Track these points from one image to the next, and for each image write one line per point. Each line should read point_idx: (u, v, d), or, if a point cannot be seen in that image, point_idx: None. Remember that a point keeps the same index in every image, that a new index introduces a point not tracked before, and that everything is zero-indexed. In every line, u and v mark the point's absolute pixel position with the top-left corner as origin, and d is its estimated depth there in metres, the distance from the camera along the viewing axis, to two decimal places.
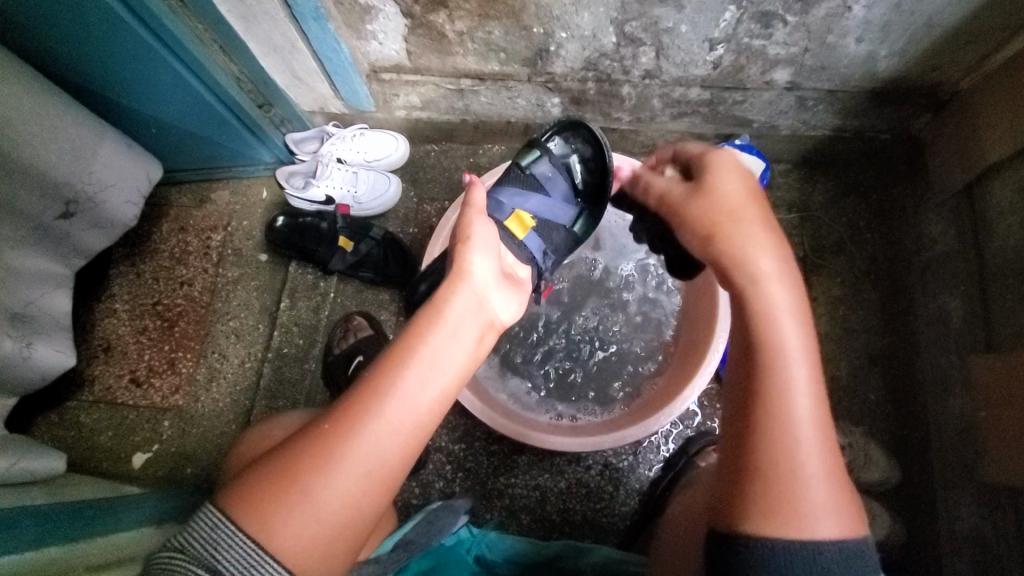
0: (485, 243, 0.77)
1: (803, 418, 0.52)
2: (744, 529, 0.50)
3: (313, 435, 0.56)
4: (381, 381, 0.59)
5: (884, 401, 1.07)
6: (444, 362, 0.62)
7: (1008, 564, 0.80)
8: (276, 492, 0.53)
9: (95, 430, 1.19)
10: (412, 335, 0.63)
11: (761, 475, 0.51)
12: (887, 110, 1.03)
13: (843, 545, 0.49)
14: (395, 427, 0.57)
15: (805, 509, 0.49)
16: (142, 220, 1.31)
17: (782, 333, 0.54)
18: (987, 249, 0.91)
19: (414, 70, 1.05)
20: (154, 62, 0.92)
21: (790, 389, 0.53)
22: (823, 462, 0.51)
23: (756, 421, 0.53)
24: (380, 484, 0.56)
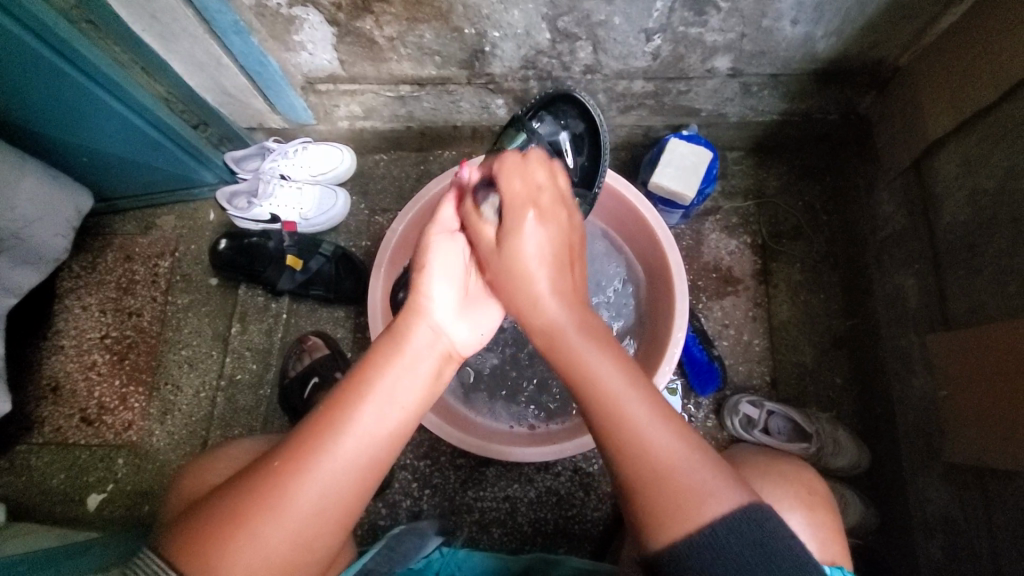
0: (445, 262, 0.70)
1: (647, 431, 0.54)
2: (658, 542, 0.51)
3: (254, 478, 0.53)
4: (330, 419, 0.55)
5: (850, 384, 1.06)
6: (397, 402, 0.58)
7: (976, 542, 0.79)
8: (223, 539, 0.50)
9: (46, 474, 1.14)
10: (363, 373, 0.58)
11: (642, 489, 0.53)
12: (832, 90, 1.02)
13: (733, 518, 0.50)
14: (346, 462, 0.54)
15: (688, 500, 0.51)
16: (86, 251, 1.26)
17: (588, 365, 0.58)
18: (938, 225, 0.90)
19: (351, 79, 1.01)
20: (73, 88, 0.89)
21: (620, 400, 0.56)
22: (673, 443, 0.54)
23: (616, 457, 0.55)
24: (331, 523, 0.53)
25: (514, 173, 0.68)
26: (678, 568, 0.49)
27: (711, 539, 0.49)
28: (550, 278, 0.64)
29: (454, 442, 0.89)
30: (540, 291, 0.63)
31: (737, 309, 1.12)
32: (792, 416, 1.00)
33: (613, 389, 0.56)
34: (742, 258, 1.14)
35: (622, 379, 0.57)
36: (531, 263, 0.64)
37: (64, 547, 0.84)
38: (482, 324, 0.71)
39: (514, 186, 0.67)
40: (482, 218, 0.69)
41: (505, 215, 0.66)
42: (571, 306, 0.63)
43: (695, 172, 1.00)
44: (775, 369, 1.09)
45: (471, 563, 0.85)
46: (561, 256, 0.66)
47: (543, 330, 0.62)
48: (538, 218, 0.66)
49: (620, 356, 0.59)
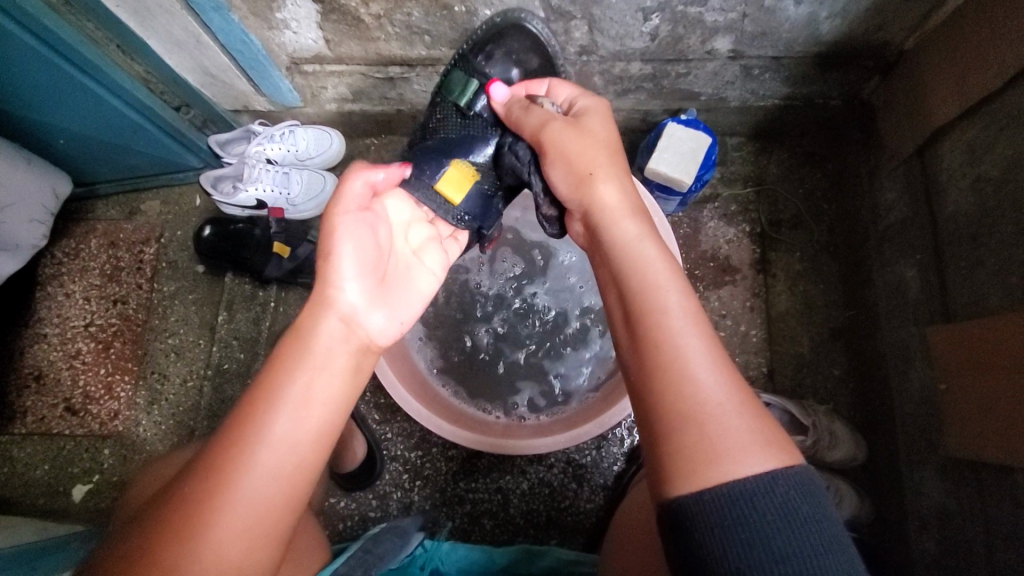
0: (360, 240, 0.61)
1: (697, 357, 0.53)
2: (680, 490, 0.49)
3: (170, 507, 0.50)
4: (242, 435, 0.52)
5: (848, 376, 1.05)
6: (311, 403, 0.55)
7: (972, 539, 0.78)
8: (146, 574, 0.48)
9: (30, 465, 1.12)
10: (274, 381, 0.54)
11: (671, 424, 0.51)
12: (835, 74, 0.99)
13: (778, 475, 0.48)
14: (265, 475, 0.51)
15: (726, 450, 0.49)
16: (68, 237, 1.23)
17: (653, 278, 0.58)
18: (941, 214, 0.88)
19: (337, 60, 0.98)
20: (41, 65, 0.85)
21: (667, 314, 0.55)
22: (723, 392, 0.52)
23: (650, 386, 0.54)
24: (281, 509, 0.52)
25: (598, 113, 0.69)
26: (695, 512, 0.48)
27: (734, 501, 0.47)
28: (620, 188, 0.65)
29: (443, 433, 0.87)
30: (605, 205, 0.64)
31: (735, 299, 1.10)
32: (789, 409, 0.98)
33: (671, 304, 0.56)
34: (741, 247, 1.12)
35: (680, 300, 0.56)
36: (595, 161, 0.65)
37: (41, 543, 0.82)
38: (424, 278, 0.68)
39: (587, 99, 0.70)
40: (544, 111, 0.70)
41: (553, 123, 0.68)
42: (636, 220, 0.63)
43: (693, 159, 0.97)
44: (772, 360, 1.07)
45: (456, 555, 0.84)
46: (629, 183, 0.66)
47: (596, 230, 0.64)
48: (607, 123, 0.69)
49: (685, 287, 0.58)
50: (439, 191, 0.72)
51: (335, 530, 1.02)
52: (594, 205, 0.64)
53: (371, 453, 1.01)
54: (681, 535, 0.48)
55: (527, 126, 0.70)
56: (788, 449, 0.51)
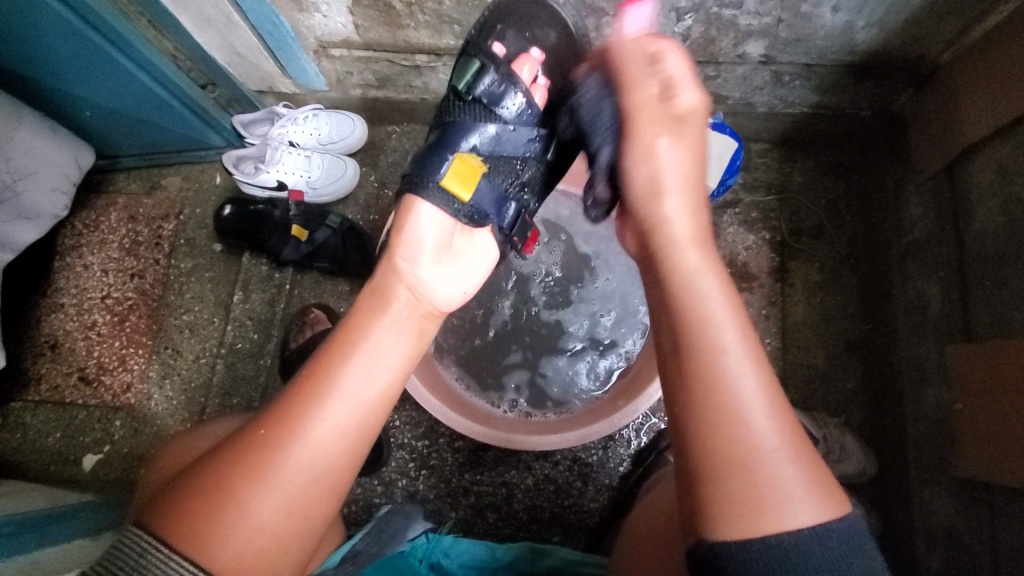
0: (434, 222, 0.70)
1: (752, 403, 0.52)
2: (723, 532, 0.49)
3: (242, 446, 0.53)
4: (318, 382, 0.56)
5: (861, 390, 1.04)
6: (378, 362, 0.60)
7: (979, 561, 0.78)
8: (207, 511, 0.49)
9: (43, 432, 1.13)
10: (349, 334, 0.61)
11: (716, 468, 0.51)
12: (867, 84, 0.97)
13: (818, 528, 0.48)
14: (333, 426, 0.55)
15: (772, 501, 0.49)
16: (89, 209, 1.24)
17: (711, 312, 0.56)
18: (966, 232, 0.87)
19: (365, 45, 0.97)
20: (73, 37, 0.86)
21: (720, 353, 0.54)
22: (776, 439, 0.51)
23: (698, 424, 0.52)
24: (324, 490, 0.54)
25: (692, 117, 0.66)
26: (731, 556, 0.48)
27: (771, 551, 0.47)
28: (687, 208, 0.63)
29: (453, 425, 0.88)
30: (673, 226, 0.62)
31: (750, 307, 1.09)
32: (800, 420, 0.97)
33: (728, 343, 0.54)
34: (759, 254, 1.11)
35: (736, 338, 0.55)
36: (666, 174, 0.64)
37: (53, 510, 0.84)
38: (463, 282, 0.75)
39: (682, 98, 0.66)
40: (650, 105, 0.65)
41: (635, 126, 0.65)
42: (699, 246, 0.61)
43: (717, 164, 0.97)
44: (784, 370, 1.07)
45: (459, 549, 0.85)
46: (697, 200, 0.65)
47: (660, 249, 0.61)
48: (689, 137, 0.66)
49: (744, 322, 0.56)
50: (444, 186, 0.70)
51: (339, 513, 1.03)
52: (662, 229, 0.62)
53: (378, 440, 1.01)
54: (716, 564, 0.48)
55: (629, 111, 0.65)
56: (837, 500, 0.50)
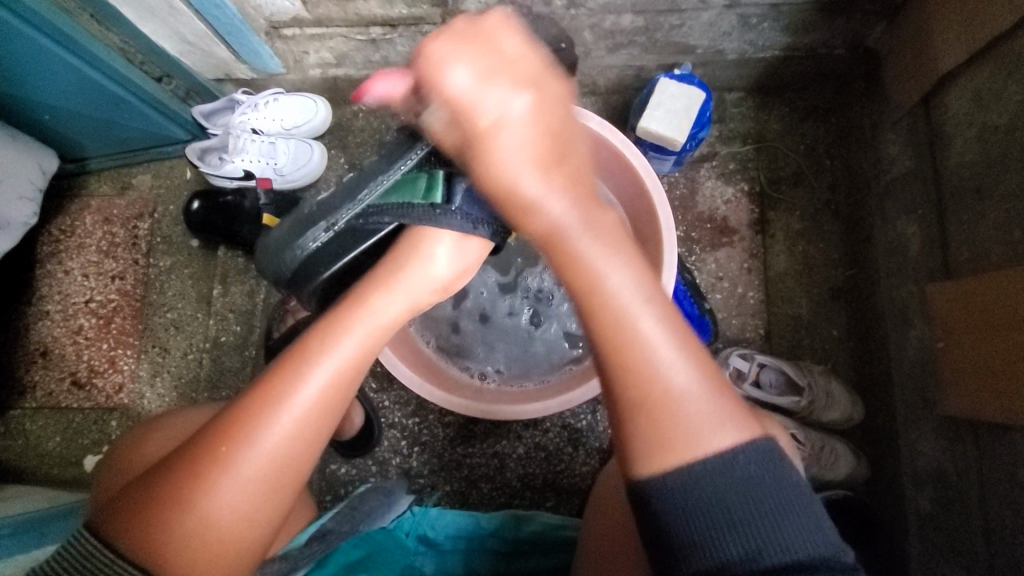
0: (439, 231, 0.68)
1: (664, 354, 0.50)
2: (647, 471, 0.49)
3: (192, 454, 0.53)
4: (271, 393, 0.55)
5: (847, 337, 1.03)
6: (340, 367, 0.58)
7: (966, 494, 0.78)
8: (163, 514, 0.51)
9: (42, 437, 1.15)
10: (312, 341, 0.58)
11: (634, 415, 0.50)
12: (838, 21, 0.94)
13: (746, 450, 0.48)
14: (285, 434, 0.54)
15: (693, 429, 0.49)
16: (64, 213, 1.23)
17: (611, 278, 0.51)
18: (945, 166, 0.84)
19: (316, 22, 0.94)
20: (14, 38, 0.83)
21: (630, 316, 0.50)
22: (692, 378, 0.50)
23: (618, 384, 0.50)
24: (278, 489, 0.55)
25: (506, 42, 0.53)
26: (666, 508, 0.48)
27: (704, 485, 0.47)
28: (560, 195, 0.53)
29: (437, 401, 0.88)
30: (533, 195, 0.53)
31: (732, 261, 1.07)
32: (784, 369, 0.97)
33: (624, 300, 0.51)
34: (739, 207, 1.09)
35: (638, 291, 0.51)
36: (505, 134, 0.52)
37: (50, 509, 0.86)
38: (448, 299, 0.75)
39: (459, 80, 0.51)
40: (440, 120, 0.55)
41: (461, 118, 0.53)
42: (577, 203, 0.53)
43: (686, 115, 0.94)
44: (770, 322, 1.06)
45: (445, 520, 0.87)
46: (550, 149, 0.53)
47: (544, 230, 0.53)
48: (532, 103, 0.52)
49: (637, 266, 0.53)
50: None
51: (337, 495, 1.05)
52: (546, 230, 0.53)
53: (369, 420, 1.02)
54: (652, 527, 0.49)
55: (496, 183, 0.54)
56: (752, 420, 0.51)
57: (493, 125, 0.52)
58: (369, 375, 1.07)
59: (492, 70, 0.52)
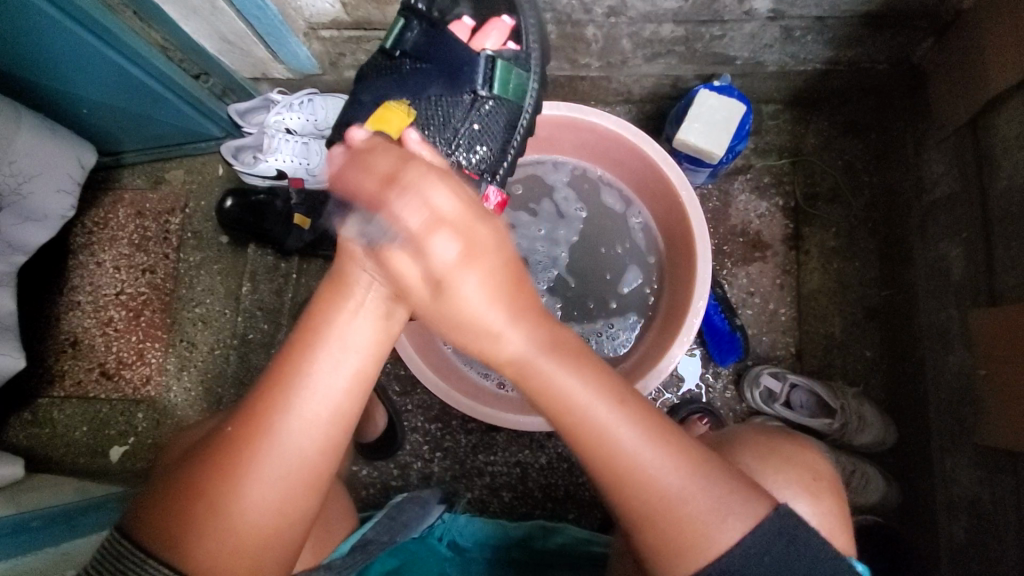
0: None
1: (642, 454, 0.51)
2: (666, 570, 0.51)
3: (215, 446, 0.52)
4: (288, 377, 0.53)
5: (880, 358, 1.01)
6: (349, 342, 0.55)
7: (1003, 529, 0.76)
8: (189, 510, 0.50)
9: (70, 426, 1.17)
10: (315, 316, 0.56)
11: (642, 529, 0.51)
12: (885, 36, 0.91)
13: (754, 537, 0.50)
14: (307, 420, 0.53)
15: (700, 527, 0.50)
16: (97, 206, 1.25)
17: (587, 408, 0.51)
18: (992, 189, 0.82)
19: (355, 25, 0.94)
20: (59, 34, 0.84)
21: (608, 432, 0.51)
22: (682, 477, 0.51)
23: (615, 503, 0.52)
24: (305, 482, 0.53)
25: (478, 228, 0.53)
26: None
27: (733, 565, 0.49)
28: (519, 335, 0.53)
29: (462, 409, 0.88)
30: (495, 325, 0.52)
31: (763, 277, 1.05)
32: (816, 390, 0.96)
33: (625, 441, 0.51)
34: (773, 222, 1.07)
35: (609, 409, 0.51)
36: (462, 285, 0.51)
37: (81, 502, 0.87)
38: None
39: (484, 237, 0.53)
40: (429, 254, 0.51)
41: (451, 224, 0.52)
42: (545, 346, 0.52)
43: (725, 129, 0.92)
44: (801, 339, 1.04)
45: (472, 528, 0.88)
46: (533, 302, 0.55)
47: (508, 361, 0.53)
48: (472, 216, 0.53)
49: (595, 376, 0.53)
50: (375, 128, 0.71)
51: (358, 497, 1.05)
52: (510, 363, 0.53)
53: (392, 423, 1.03)
54: None
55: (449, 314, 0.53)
56: (755, 497, 0.51)
57: (462, 267, 0.51)
58: (393, 378, 1.07)
59: (476, 257, 0.52)
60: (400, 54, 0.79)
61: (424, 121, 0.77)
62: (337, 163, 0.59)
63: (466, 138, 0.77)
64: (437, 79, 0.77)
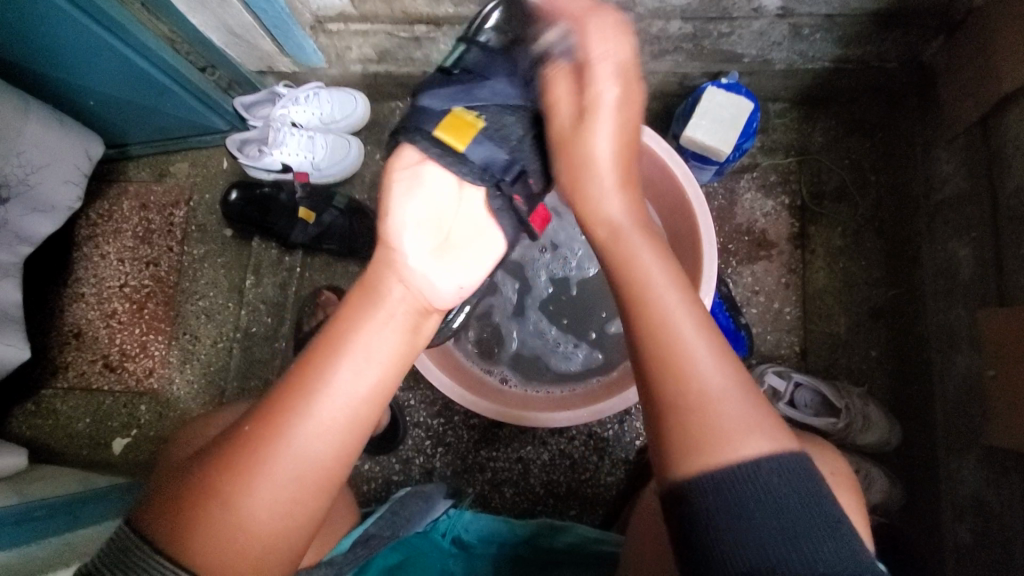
0: (411, 199, 0.67)
1: (695, 341, 0.53)
2: (684, 470, 0.50)
3: (232, 448, 0.52)
4: (310, 381, 0.54)
5: (885, 358, 1.01)
6: (372, 351, 0.57)
7: (1009, 530, 0.76)
8: (200, 510, 0.50)
9: (72, 417, 1.17)
10: (339, 324, 0.58)
11: (674, 418, 0.51)
12: (894, 34, 0.91)
13: (778, 456, 0.49)
14: (326, 424, 0.53)
15: (729, 429, 0.49)
16: (102, 197, 1.25)
17: (649, 269, 0.58)
18: (1002, 189, 0.81)
19: (362, 19, 0.94)
20: (68, 24, 0.84)
21: (654, 290, 0.56)
22: (722, 377, 0.52)
23: (656, 375, 0.53)
24: (318, 486, 0.53)
25: (627, 105, 0.66)
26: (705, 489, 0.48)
27: (742, 474, 0.48)
28: (618, 183, 0.64)
29: (465, 405, 0.88)
30: (614, 211, 0.63)
31: (768, 275, 1.05)
32: (821, 389, 0.96)
33: (684, 329, 0.53)
34: (778, 220, 1.06)
35: (677, 295, 0.56)
36: (605, 177, 0.64)
37: (84, 492, 0.87)
38: (458, 275, 0.68)
39: (606, 147, 0.64)
40: (580, 126, 0.65)
41: (589, 112, 0.65)
42: (634, 213, 0.63)
43: (733, 126, 0.92)
44: (806, 339, 1.04)
45: (479, 524, 0.86)
46: (631, 178, 0.66)
47: (609, 224, 0.62)
48: (616, 97, 0.65)
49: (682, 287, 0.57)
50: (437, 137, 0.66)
51: (360, 491, 1.05)
52: (608, 216, 0.63)
53: (395, 419, 1.03)
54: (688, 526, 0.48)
55: (611, 210, 0.63)
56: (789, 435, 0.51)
57: (582, 122, 0.65)
58: None
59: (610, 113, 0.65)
60: (460, 71, 0.70)
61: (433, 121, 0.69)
62: (403, 167, 0.68)
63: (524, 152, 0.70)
64: (493, 89, 0.70)
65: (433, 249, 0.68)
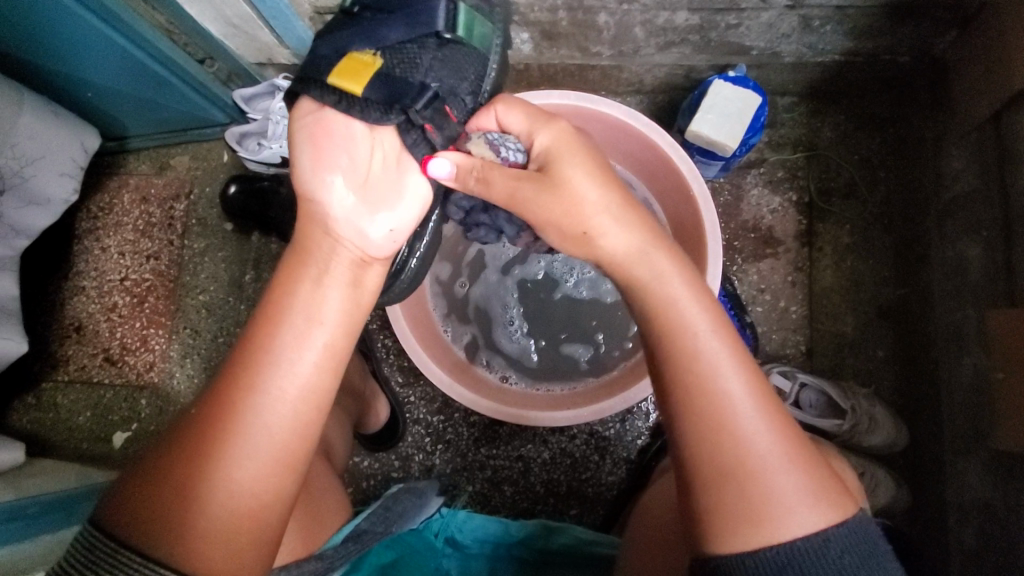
0: (319, 151, 0.61)
1: (746, 415, 0.52)
2: (727, 546, 0.50)
3: (187, 434, 0.52)
4: (256, 356, 0.53)
5: (892, 359, 0.99)
6: (321, 315, 0.56)
7: (1016, 536, 0.74)
8: (168, 498, 0.49)
9: (73, 411, 1.17)
10: (280, 295, 0.57)
11: (719, 485, 0.52)
12: (907, 26, 0.88)
13: (834, 530, 0.50)
14: (281, 396, 0.53)
15: (778, 505, 0.50)
16: (103, 190, 1.24)
17: (685, 321, 0.55)
18: (1014, 188, 0.79)
19: None
20: (60, 15, 0.83)
21: (694, 351, 0.54)
22: (772, 441, 0.52)
23: (696, 446, 0.53)
24: (283, 461, 0.52)
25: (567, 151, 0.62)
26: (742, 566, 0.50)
27: (799, 554, 0.49)
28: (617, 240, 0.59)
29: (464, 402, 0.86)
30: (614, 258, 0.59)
31: (775, 273, 1.03)
32: (826, 390, 0.94)
33: (730, 389, 0.53)
34: (786, 217, 1.04)
35: (718, 343, 0.55)
36: (592, 232, 0.59)
37: (80, 488, 0.87)
38: (390, 217, 0.63)
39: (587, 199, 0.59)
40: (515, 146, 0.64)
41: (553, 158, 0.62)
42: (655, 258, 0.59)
43: (739, 120, 0.90)
44: (811, 338, 1.02)
45: (474, 524, 0.86)
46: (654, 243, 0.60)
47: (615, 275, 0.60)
48: (574, 167, 0.60)
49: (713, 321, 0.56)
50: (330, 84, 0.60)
51: (359, 487, 1.05)
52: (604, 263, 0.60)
53: (394, 415, 1.02)
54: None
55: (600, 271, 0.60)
56: (841, 495, 0.52)
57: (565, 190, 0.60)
58: (396, 369, 1.07)
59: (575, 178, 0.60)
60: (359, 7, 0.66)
61: (390, 69, 0.62)
62: (304, 116, 0.62)
63: (440, 82, 0.63)
64: (397, 22, 0.63)
65: (357, 199, 0.62)
